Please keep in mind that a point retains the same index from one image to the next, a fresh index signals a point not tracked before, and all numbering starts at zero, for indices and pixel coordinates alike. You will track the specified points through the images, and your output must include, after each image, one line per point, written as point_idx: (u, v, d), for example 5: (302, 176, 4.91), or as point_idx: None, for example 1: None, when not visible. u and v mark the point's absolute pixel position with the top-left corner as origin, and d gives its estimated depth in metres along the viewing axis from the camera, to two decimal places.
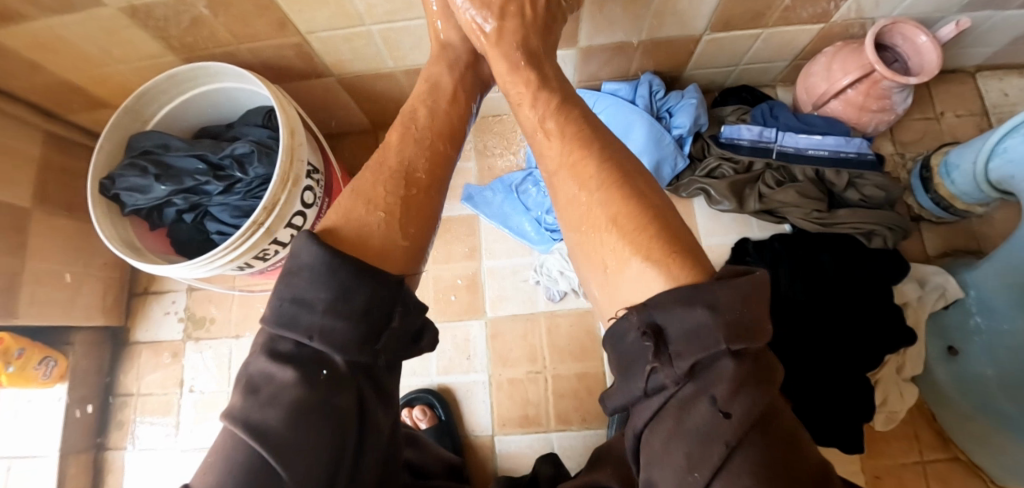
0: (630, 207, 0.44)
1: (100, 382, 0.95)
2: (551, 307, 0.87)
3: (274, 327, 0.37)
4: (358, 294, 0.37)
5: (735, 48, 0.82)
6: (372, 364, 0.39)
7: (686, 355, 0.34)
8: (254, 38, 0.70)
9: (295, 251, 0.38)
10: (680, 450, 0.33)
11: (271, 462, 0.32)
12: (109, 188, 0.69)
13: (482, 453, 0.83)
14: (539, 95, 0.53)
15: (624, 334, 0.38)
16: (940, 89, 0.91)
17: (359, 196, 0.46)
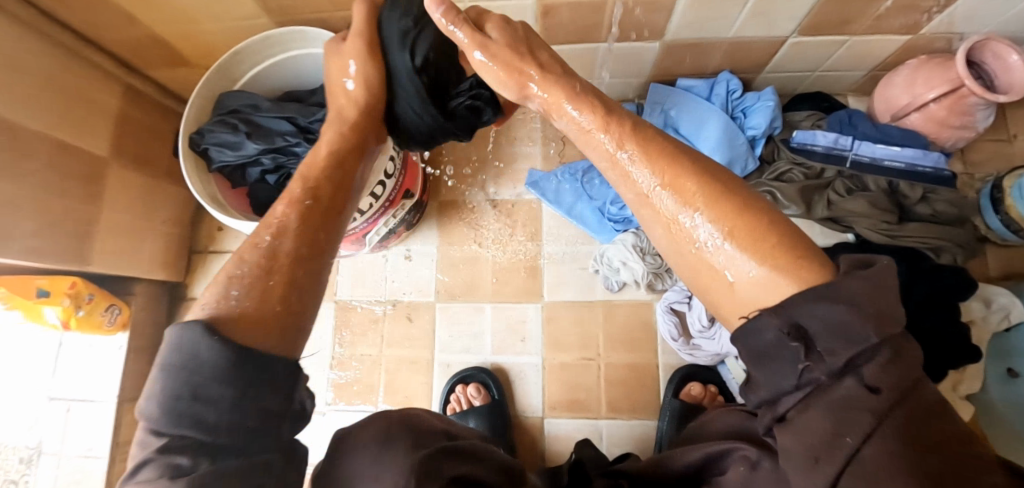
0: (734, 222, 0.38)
1: (156, 335, 0.96)
2: (608, 297, 0.88)
3: (162, 429, 0.31)
4: (271, 363, 0.34)
5: (816, 54, 0.82)
6: (267, 433, 0.33)
7: (838, 351, 0.30)
8: (349, 6, 0.71)
9: (179, 337, 0.32)
10: (820, 422, 0.30)
11: None
12: (198, 142, 0.70)
13: (531, 433, 0.84)
14: (609, 114, 0.46)
15: (759, 332, 0.34)
16: (1015, 111, 0.90)
17: (246, 269, 0.38)
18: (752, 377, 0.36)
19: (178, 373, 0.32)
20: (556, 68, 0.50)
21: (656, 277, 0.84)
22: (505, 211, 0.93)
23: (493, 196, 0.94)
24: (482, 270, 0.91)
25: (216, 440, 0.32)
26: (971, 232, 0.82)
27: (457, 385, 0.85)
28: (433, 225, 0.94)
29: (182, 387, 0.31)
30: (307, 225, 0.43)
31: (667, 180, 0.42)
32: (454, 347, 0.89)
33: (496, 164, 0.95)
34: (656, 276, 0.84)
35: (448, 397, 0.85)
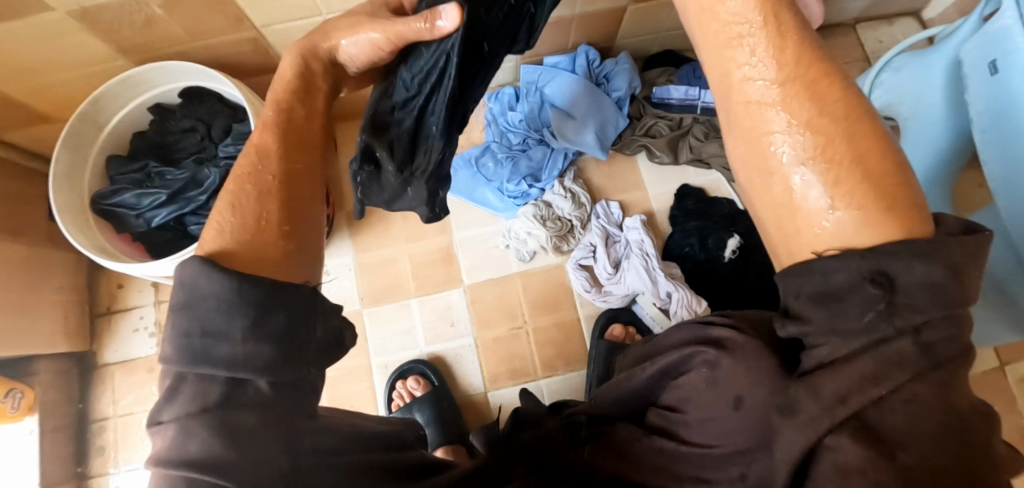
0: (791, 102, 0.30)
1: (73, 410, 0.91)
2: (523, 267, 0.93)
3: (180, 366, 0.29)
4: (277, 308, 0.31)
5: (658, 17, 0.91)
6: (314, 384, 0.34)
7: (920, 306, 0.25)
8: (208, 36, 0.72)
9: (228, 301, 0.30)
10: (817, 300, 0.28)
11: (236, 339, 0.29)
12: (100, 202, 0.71)
13: (478, 409, 0.88)
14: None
15: (827, 270, 0.27)
16: (828, 41, 1.07)
17: (240, 207, 0.35)
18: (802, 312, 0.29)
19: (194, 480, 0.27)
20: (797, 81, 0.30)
21: (561, 239, 0.92)
22: (411, 209, 0.97)
23: None
24: (401, 269, 0.94)
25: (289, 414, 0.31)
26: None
27: (397, 381, 0.88)
28: (346, 236, 0.96)
29: (201, 454, 0.28)
30: (263, 207, 0.35)
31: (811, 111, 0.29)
32: (389, 347, 0.91)
33: None
34: (561, 238, 0.92)
35: (392, 395, 0.88)
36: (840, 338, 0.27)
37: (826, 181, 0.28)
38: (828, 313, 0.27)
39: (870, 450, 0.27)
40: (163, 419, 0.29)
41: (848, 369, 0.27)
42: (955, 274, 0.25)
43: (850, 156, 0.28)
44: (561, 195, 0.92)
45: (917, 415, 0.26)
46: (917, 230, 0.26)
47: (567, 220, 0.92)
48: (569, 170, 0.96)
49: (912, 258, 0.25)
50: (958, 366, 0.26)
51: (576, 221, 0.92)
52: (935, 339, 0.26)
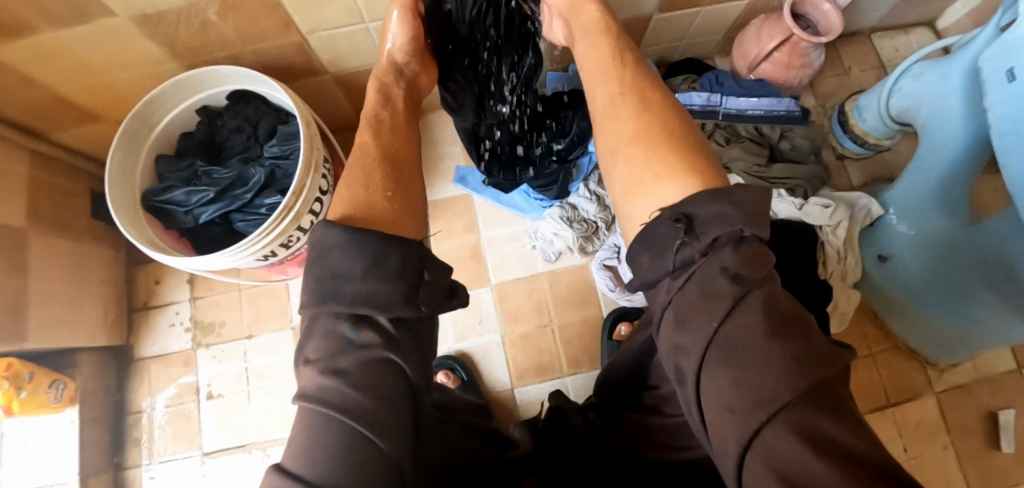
0: (632, 124, 0.47)
1: (110, 401, 0.93)
2: (549, 267, 0.96)
3: (319, 305, 0.41)
4: (387, 257, 0.42)
5: (681, 25, 0.94)
6: (417, 331, 0.44)
7: (710, 230, 0.36)
8: (257, 40, 0.75)
9: (344, 248, 0.42)
10: (654, 254, 0.39)
11: (362, 282, 0.41)
12: (149, 199, 0.74)
13: (505, 405, 0.90)
14: (612, 33, 0.56)
15: (655, 230, 0.39)
16: (845, 49, 1.10)
17: (354, 183, 0.49)
18: (639, 265, 0.41)
19: (330, 407, 0.38)
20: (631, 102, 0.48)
21: (586, 240, 0.94)
22: (440, 209, 0.99)
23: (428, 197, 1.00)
24: None
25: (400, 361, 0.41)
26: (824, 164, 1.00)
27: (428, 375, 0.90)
28: None
29: (335, 386, 0.38)
30: (371, 183, 0.49)
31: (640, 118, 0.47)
32: None
33: (428, 165, 1.01)
34: (586, 239, 0.94)
35: None
36: (671, 279, 0.38)
37: (654, 169, 0.43)
38: (657, 254, 0.39)
39: (729, 369, 0.32)
40: (308, 357, 0.40)
41: (681, 302, 0.36)
42: (735, 209, 0.36)
43: (665, 151, 0.43)
44: (586, 198, 0.93)
45: (753, 336, 0.32)
46: (712, 184, 0.40)
47: (592, 222, 0.94)
48: (593, 173, 0.95)
49: (702, 202, 0.37)
50: (766, 285, 0.34)
51: (601, 223, 0.94)
52: (740, 266, 0.34)
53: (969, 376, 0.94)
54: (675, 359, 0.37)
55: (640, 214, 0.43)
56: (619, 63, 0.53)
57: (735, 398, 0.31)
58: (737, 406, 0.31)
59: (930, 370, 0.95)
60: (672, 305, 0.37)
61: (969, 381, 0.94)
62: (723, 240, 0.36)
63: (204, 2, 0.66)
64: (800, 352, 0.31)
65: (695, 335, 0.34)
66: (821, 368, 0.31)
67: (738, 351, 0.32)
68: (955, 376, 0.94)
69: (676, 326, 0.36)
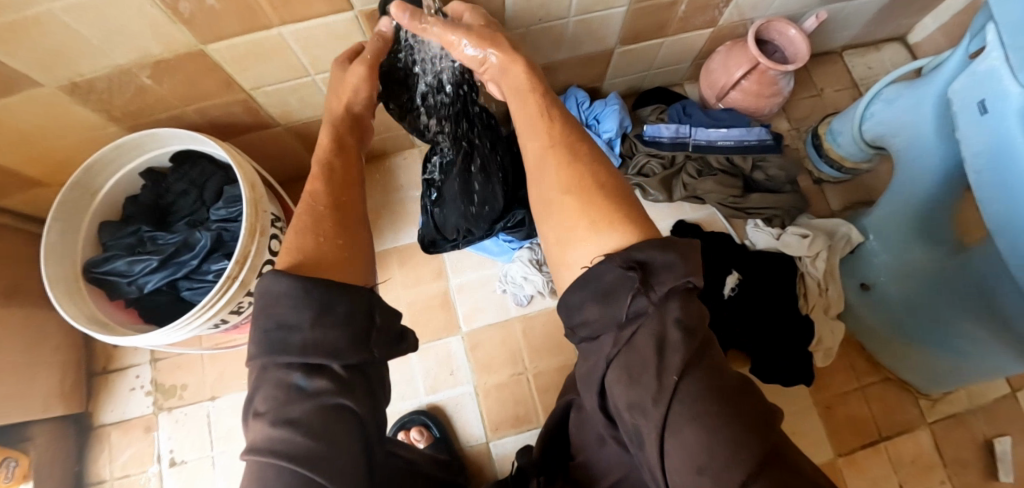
0: (564, 173, 0.44)
1: (69, 472, 0.89)
2: (522, 311, 0.93)
3: (268, 359, 0.36)
4: (338, 304, 0.39)
5: (645, 57, 0.92)
6: (371, 376, 0.40)
7: (665, 280, 0.35)
8: (199, 99, 0.72)
9: (297, 297, 0.37)
10: (597, 308, 0.37)
11: (312, 336, 0.36)
12: (91, 271, 0.71)
13: (479, 460, 0.86)
14: (541, 85, 0.50)
15: (601, 276, 0.37)
16: (817, 69, 1.08)
17: (302, 230, 0.46)
18: (583, 316, 0.38)
19: (282, 462, 0.33)
20: (559, 149, 0.45)
21: None
22: (407, 255, 0.97)
23: (394, 243, 0.97)
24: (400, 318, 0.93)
25: (354, 407, 0.37)
26: (801, 191, 0.97)
27: (400, 431, 0.86)
28: None
29: (288, 440, 0.34)
30: (320, 230, 0.46)
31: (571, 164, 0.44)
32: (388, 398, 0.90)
33: (394, 211, 0.98)
34: None
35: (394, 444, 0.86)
36: (619, 331, 0.35)
37: (591, 217, 0.40)
38: (606, 305, 0.36)
39: (701, 431, 0.31)
40: (257, 409, 0.36)
41: (631, 355, 0.34)
42: (682, 260, 0.36)
43: (600, 204, 0.40)
44: None
45: (706, 395, 0.32)
46: (647, 237, 0.39)
47: None
48: None
49: (650, 248, 0.36)
50: (703, 346, 0.35)
51: None
52: (688, 319, 0.35)
53: (962, 405, 0.90)
54: (631, 418, 0.34)
55: (581, 258, 0.40)
56: (549, 118, 0.48)
57: (706, 459, 0.30)
58: (711, 469, 0.30)
59: (921, 400, 0.91)
60: (620, 357, 0.35)
61: (962, 410, 0.90)
62: (673, 291, 0.35)
63: (136, 67, 0.63)
64: (749, 414, 0.32)
65: (652, 394, 0.32)
66: (767, 430, 0.32)
67: (701, 408, 0.32)
68: (948, 405, 0.90)
69: (626, 383, 0.34)
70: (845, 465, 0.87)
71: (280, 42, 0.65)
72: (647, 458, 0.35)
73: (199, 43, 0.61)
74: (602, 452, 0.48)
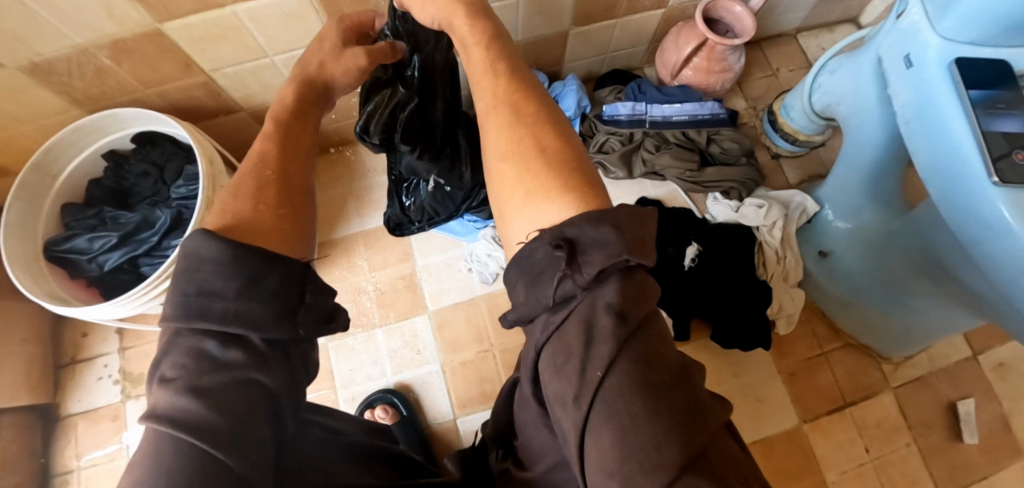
0: (506, 137, 0.43)
1: (34, 464, 0.89)
2: (488, 289, 0.94)
3: (182, 323, 0.33)
4: (268, 276, 0.37)
5: (600, 38, 0.95)
6: (293, 356, 0.38)
7: (594, 260, 0.33)
8: (159, 82, 0.74)
9: (222, 265, 0.35)
10: (524, 288, 0.36)
11: (235, 306, 0.34)
12: (53, 250, 0.72)
13: (446, 437, 0.86)
14: (490, 36, 0.49)
15: (533, 254, 0.35)
16: (771, 50, 1.11)
17: (242, 194, 0.43)
18: (515, 296, 0.37)
19: (179, 436, 0.30)
20: (505, 108, 0.45)
21: None
22: (374, 238, 0.98)
23: (361, 227, 0.98)
24: (367, 299, 0.94)
25: (269, 385, 0.35)
26: (758, 164, 0.99)
27: (366, 411, 0.86)
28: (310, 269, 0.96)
29: (191, 412, 0.31)
30: (262, 197, 0.43)
31: (517, 116, 0.44)
32: (354, 379, 0.90)
33: (362, 196, 1.00)
34: None
35: None
36: (549, 314, 0.34)
37: (528, 186, 0.40)
38: (535, 285, 0.35)
39: (617, 430, 0.28)
40: (163, 376, 0.32)
41: (557, 341, 0.33)
42: (619, 234, 0.33)
43: (541, 170, 0.40)
44: None
45: (632, 391, 0.29)
46: (591, 206, 0.37)
47: None
48: None
49: (584, 225, 0.34)
50: (640, 331, 0.32)
51: None
52: (623, 302, 0.32)
53: (925, 368, 0.91)
54: (557, 410, 0.33)
55: (518, 234, 0.40)
56: (494, 73, 0.47)
57: (619, 464, 0.28)
58: (623, 475, 0.27)
59: (885, 364, 0.92)
60: (547, 343, 0.34)
61: (925, 373, 0.91)
62: (606, 271, 0.32)
63: (94, 48, 0.65)
64: (677, 404, 0.29)
65: (573, 388, 0.30)
66: (697, 433, 0.29)
67: (622, 408, 0.29)
68: (910, 369, 0.91)
69: (552, 371, 0.33)
70: (810, 430, 0.87)
71: (235, 22, 0.67)
72: (567, 452, 0.33)
73: (155, 22, 0.63)
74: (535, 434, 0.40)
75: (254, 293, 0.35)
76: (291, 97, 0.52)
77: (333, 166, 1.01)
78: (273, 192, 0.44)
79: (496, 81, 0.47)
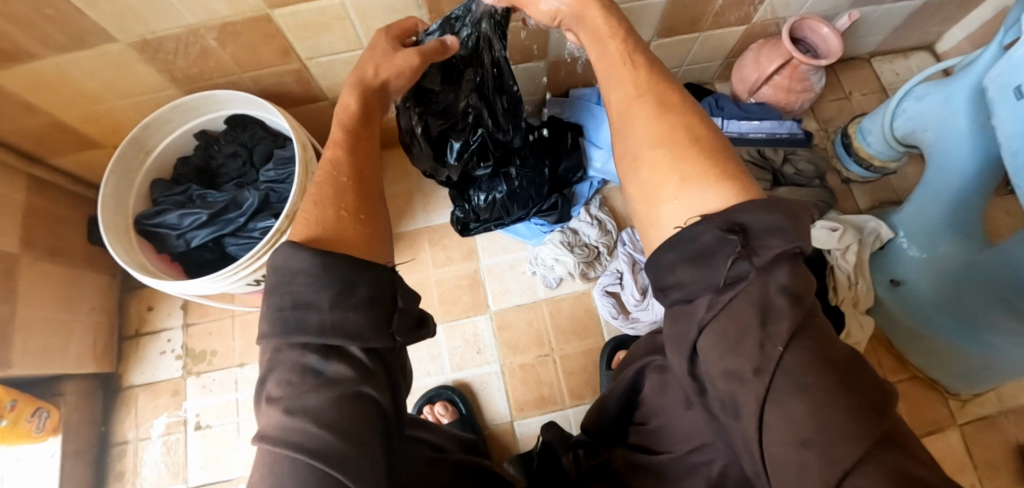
0: (652, 126, 0.41)
1: (94, 432, 0.90)
2: (550, 294, 0.94)
3: (281, 339, 0.32)
4: (361, 282, 0.34)
5: (679, 50, 0.94)
6: (393, 366, 0.36)
7: (772, 245, 0.31)
8: (256, 66, 0.75)
9: (310, 275, 0.33)
10: (687, 273, 0.34)
11: (329, 319, 0.32)
12: (143, 224, 0.74)
13: (504, 438, 0.86)
14: (625, 30, 0.49)
15: (695, 237, 0.33)
16: (844, 73, 1.10)
17: (323, 202, 0.41)
18: (668, 275, 0.35)
19: (297, 458, 0.29)
20: (648, 97, 0.43)
21: (588, 266, 0.91)
22: (439, 235, 0.98)
23: (426, 223, 0.99)
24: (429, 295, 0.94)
25: (374, 397, 0.33)
26: (829, 188, 0.98)
27: (425, 406, 0.87)
28: None
29: (304, 433, 0.29)
30: (342, 202, 0.41)
31: (664, 104, 0.43)
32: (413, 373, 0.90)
33: (429, 192, 1.01)
34: (588, 264, 0.91)
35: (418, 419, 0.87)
36: (715, 295, 0.32)
37: (684, 172, 0.38)
38: (705, 267, 0.33)
39: (805, 405, 0.27)
40: (269, 395, 0.31)
41: (726, 321, 0.31)
42: (791, 220, 0.32)
43: (698, 157, 0.38)
44: (588, 222, 0.91)
45: (816, 366, 0.28)
46: (750, 196, 0.35)
47: (593, 247, 0.92)
48: (595, 197, 0.96)
49: (761, 210, 0.32)
50: (811, 316, 0.31)
51: (603, 248, 0.92)
52: (796, 285, 0.31)
53: (994, 408, 0.89)
54: (723, 387, 0.32)
55: (673, 217, 0.37)
56: (633, 66, 0.46)
57: (814, 432, 0.27)
58: (819, 444, 0.26)
59: (952, 401, 0.90)
60: (713, 322, 0.32)
61: (994, 413, 0.88)
62: (781, 257, 0.31)
63: (203, 30, 0.66)
64: (860, 393, 0.28)
65: (753, 362, 0.29)
66: (883, 406, 0.27)
67: (812, 383, 0.28)
68: (978, 407, 0.89)
69: (719, 349, 0.31)
70: None
71: (340, 13, 0.67)
72: (741, 427, 0.32)
73: (266, 8, 0.64)
74: (686, 415, 0.44)
75: (347, 300, 0.33)
76: (355, 102, 0.49)
77: (402, 160, 1.02)
78: (347, 194, 0.42)
79: (639, 70, 0.46)
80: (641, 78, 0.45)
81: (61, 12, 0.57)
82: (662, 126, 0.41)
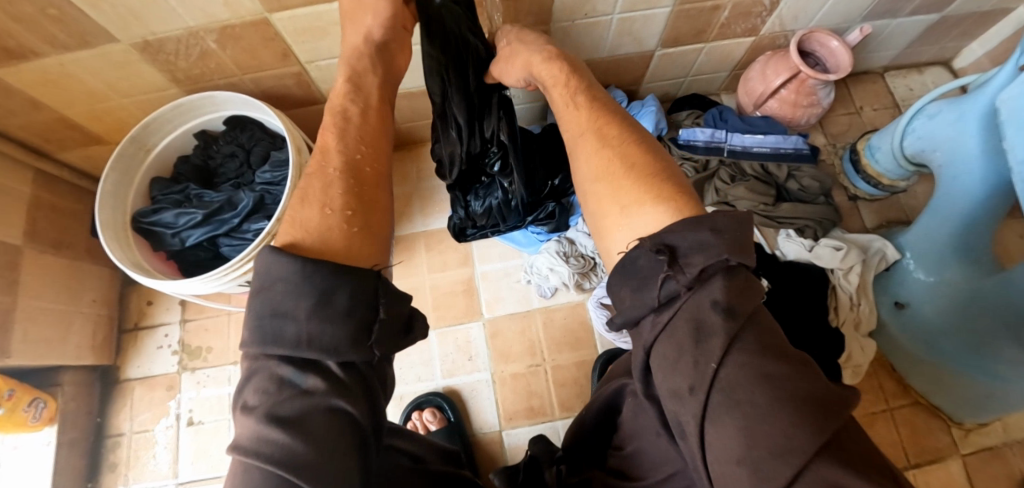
0: (594, 163, 0.42)
1: (90, 423, 0.91)
2: (544, 303, 0.93)
3: (260, 349, 0.32)
4: (341, 290, 0.33)
5: (683, 61, 0.93)
6: (375, 379, 0.35)
7: (696, 261, 0.30)
8: (257, 68, 0.76)
9: (288, 285, 0.33)
10: (628, 293, 0.34)
11: (305, 331, 0.32)
12: (139, 222, 0.75)
13: (492, 448, 0.85)
14: (568, 73, 0.49)
15: (635, 261, 0.34)
16: (855, 87, 1.08)
17: (310, 200, 0.40)
18: (614, 297, 0.36)
19: (268, 469, 0.29)
20: (591, 131, 0.44)
21: (583, 277, 0.90)
22: (435, 239, 0.98)
23: (423, 227, 0.99)
24: (423, 300, 0.94)
25: (352, 411, 0.32)
26: (835, 206, 0.95)
27: (414, 412, 0.87)
28: None
29: (276, 444, 0.29)
30: (328, 200, 0.40)
31: (602, 136, 0.43)
32: (404, 378, 0.90)
33: (427, 196, 1.01)
34: (583, 276, 0.90)
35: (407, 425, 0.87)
36: (654, 315, 0.32)
37: (622, 201, 0.38)
38: (639, 286, 0.33)
39: (739, 424, 0.26)
40: (246, 403, 0.31)
41: (666, 340, 0.31)
42: (719, 236, 0.31)
43: (631, 187, 0.38)
44: (585, 233, 0.90)
45: (751, 382, 0.27)
46: (688, 215, 0.34)
47: (590, 258, 0.90)
48: None
49: (685, 230, 0.32)
50: (754, 319, 0.29)
51: (600, 259, 0.91)
52: (732, 297, 0.29)
53: (999, 438, 0.86)
54: (671, 407, 0.31)
55: (619, 244, 0.37)
56: (575, 107, 0.46)
57: (748, 448, 0.26)
58: (751, 463, 0.26)
59: (955, 429, 0.87)
60: (657, 344, 0.32)
61: (999, 444, 0.85)
62: (711, 271, 0.30)
63: (203, 32, 0.66)
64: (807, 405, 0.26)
65: (688, 380, 0.28)
66: (831, 416, 0.26)
67: (745, 399, 0.27)
68: (983, 437, 0.86)
69: (662, 369, 0.31)
70: None
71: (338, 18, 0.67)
72: (689, 448, 0.30)
73: (264, 11, 0.64)
74: (657, 442, 0.43)
75: (325, 311, 0.32)
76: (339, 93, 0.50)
77: (402, 164, 1.02)
78: (333, 191, 0.41)
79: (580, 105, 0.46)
80: (584, 111, 0.45)
81: (64, 12, 0.58)
82: (601, 162, 0.41)
